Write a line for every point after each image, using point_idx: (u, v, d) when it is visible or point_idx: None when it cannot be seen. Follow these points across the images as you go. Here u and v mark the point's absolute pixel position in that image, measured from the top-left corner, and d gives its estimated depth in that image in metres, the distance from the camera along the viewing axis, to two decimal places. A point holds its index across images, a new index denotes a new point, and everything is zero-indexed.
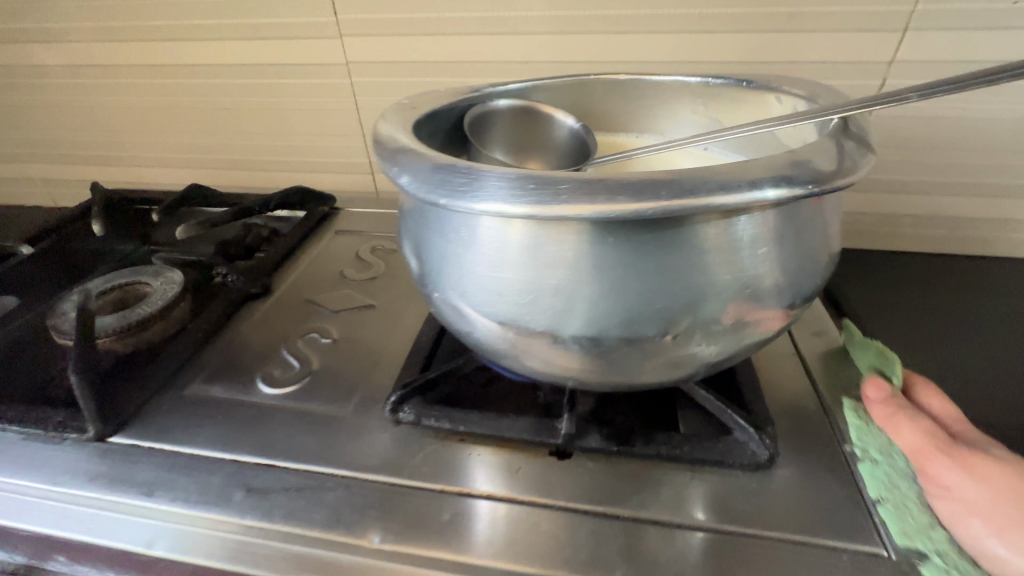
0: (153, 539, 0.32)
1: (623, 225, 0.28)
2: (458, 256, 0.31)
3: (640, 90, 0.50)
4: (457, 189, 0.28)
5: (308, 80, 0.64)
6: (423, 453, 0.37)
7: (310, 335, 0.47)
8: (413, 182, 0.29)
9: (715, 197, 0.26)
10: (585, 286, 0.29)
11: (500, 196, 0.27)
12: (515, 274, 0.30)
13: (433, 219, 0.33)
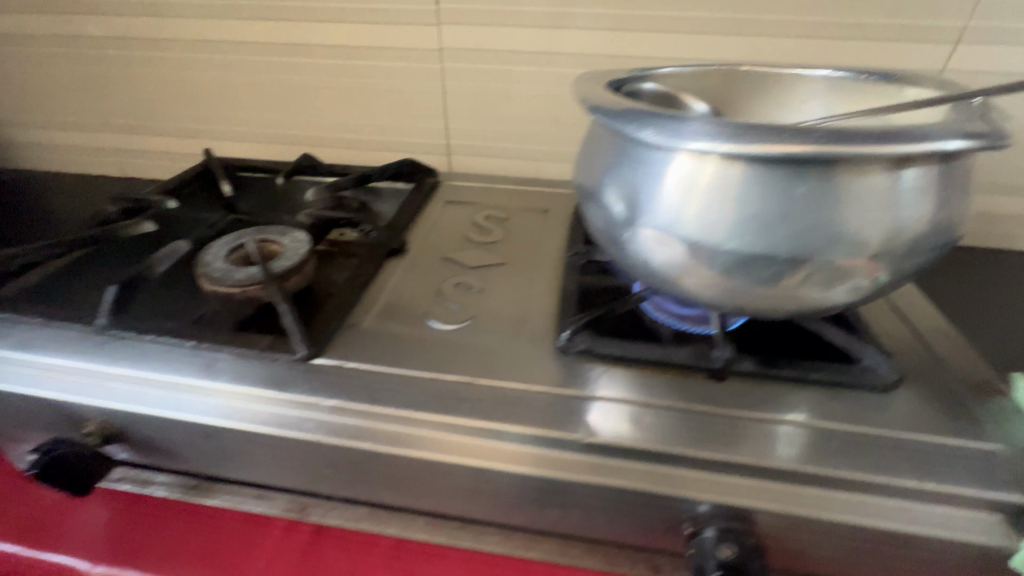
0: (362, 434, 0.35)
1: (809, 166, 0.30)
2: (643, 188, 0.34)
3: (764, 78, 0.45)
4: (670, 128, 0.31)
5: (395, 63, 0.77)
6: (593, 373, 0.38)
7: (457, 285, 0.47)
8: (626, 118, 0.32)
9: (892, 147, 0.27)
10: (766, 214, 0.31)
11: (707, 136, 0.29)
12: (705, 201, 0.32)
13: (620, 158, 0.35)
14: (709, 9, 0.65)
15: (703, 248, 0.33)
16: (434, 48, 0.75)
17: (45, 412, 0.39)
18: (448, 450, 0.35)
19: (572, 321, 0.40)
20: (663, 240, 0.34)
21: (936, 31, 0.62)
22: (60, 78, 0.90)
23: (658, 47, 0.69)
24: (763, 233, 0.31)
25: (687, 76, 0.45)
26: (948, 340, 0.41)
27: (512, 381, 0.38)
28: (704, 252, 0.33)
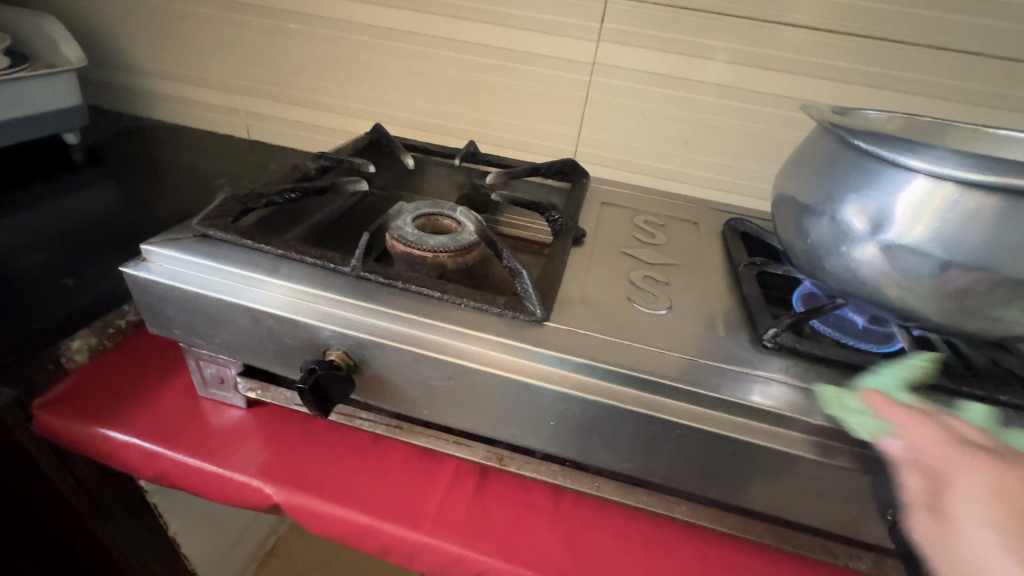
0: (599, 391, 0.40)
1: None
2: (889, 203, 0.39)
3: (943, 133, 0.51)
4: (924, 152, 0.37)
5: (532, 68, 0.83)
6: (793, 368, 0.43)
7: (644, 276, 0.52)
8: (876, 139, 0.39)
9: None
10: (1013, 237, 0.35)
11: (962, 162, 0.35)
12: (955, 220, 0.37)
13: (851, 175, 0.41)
14: (843, 60, 0.72)
15: (944, 260, 0.37)
16: (586, 61, 0.80)
17: (295, 336, 0.43)
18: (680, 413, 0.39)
19: (773, 322, 0.45)
20: (897, 250, 0.38)
21: None
22: (213, 38, 0.95)
23: (800, 88, 0.75)
24: (1007, 254, 0.36)
25: (887, 119, 0.51)
26: None
27: (728, 363, 0.42)
28: (943, 265, 0.37)
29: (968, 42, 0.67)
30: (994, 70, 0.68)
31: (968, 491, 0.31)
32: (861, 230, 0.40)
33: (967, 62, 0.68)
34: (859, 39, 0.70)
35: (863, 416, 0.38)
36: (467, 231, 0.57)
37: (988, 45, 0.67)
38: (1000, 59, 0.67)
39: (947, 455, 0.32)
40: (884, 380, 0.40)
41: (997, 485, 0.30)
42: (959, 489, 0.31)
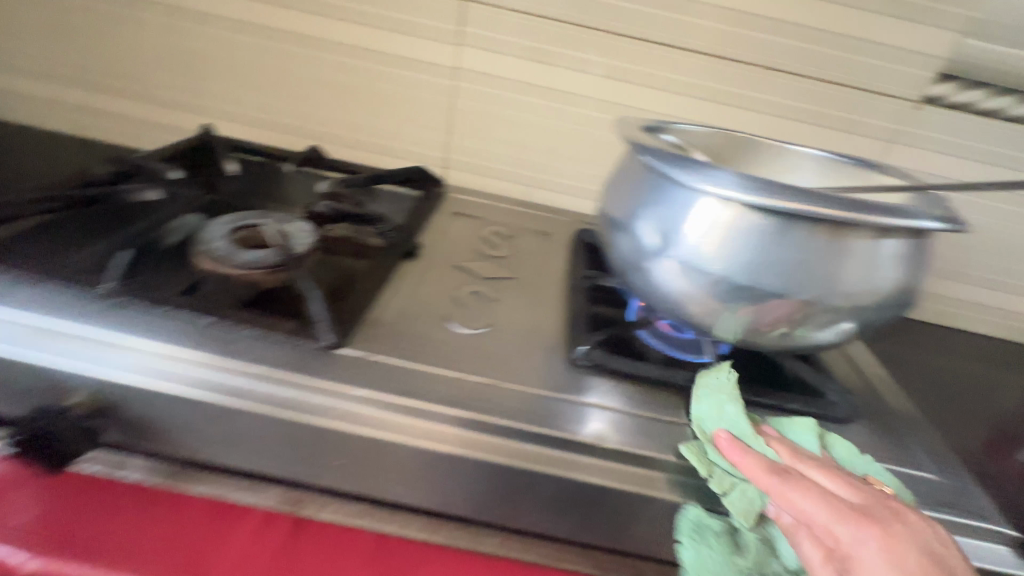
0: (386, 424, 0.36)
1: (806, 223, 0.36)
2: (679, 224, 0.39)
3: (760, 148, 0.51)
4: (701, 173, 0.37)
5: (399, 72, 0.79)
6: (599, 387, 0.42)
7: (472, 292, 0.50)
8: (663, 158, 0.39)
9: (882, 218, 0.34)
10: (781, 258, 0.37)
11: (733, 183, 0.36)
12: (732, 242, 0.37)
13: (650, 193, 0.41)
14: (701, 78, 0.73)
15: (726, 281, 0.38)
16: (454, 66, 0.77)
17: (17, 376, 0.36)
18: (484, 446, 0.36)
19: (587, 338, 0.44)
20: (686, 267, 0.39)
21: (873, 130, 0.73)
22: (21, 14, 0.81)
23: (651, 101, 0.75)
24: (778, 274, 0.37)
25: (703, 135, 0.51)
26: (889, 390, 0.49)
27: (541, 388, 0.41)
28: (726, 286, 0.38)
29: (794, 63, 0.70)
30: (820, 92, 0.71)
31: (872, 570, 0.30)
32: (658, 250, 0.40)
33: (809, 86, 0.71)
34: (704, 55, 0.71)
35: (742, 481, 0.35)
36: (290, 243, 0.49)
37: (812, 68, 0.70)
38: (824, 82, 0.71)
39: (838, 530, 0.31)
40: (715, 413, 0.37)
41: (892, 555, 0.30)
42: (863, 570, 0.30)
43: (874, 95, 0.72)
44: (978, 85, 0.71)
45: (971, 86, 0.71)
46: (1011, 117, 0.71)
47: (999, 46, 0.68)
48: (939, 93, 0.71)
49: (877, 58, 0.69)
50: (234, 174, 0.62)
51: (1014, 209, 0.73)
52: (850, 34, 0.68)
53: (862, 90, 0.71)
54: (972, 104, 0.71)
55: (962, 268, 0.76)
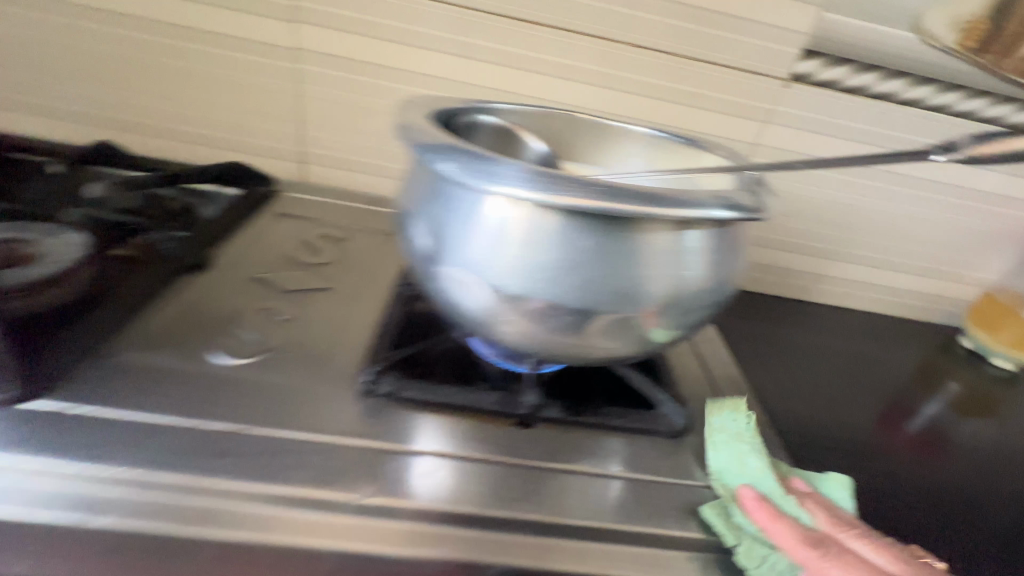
0: (66, 501, 0.27)
1: (602, 220, 0.31)
2: (462, 228, 0.33)
3: (593, 128, 0.45)
4: (481, 171, 0.30)
5: (212, 50, 0.64)
6: (396, 421, 0.35)
7: (263, 310, 0.42)
8: (441, 154, 0.31)
9: (671, 211, 0.29)
10: (572, 262, 0.31)
11: (516, 182, 0.29)
12: (518, 247, 0.31)
13: (440, 195, 0.34)
14: (568, 56, 0.66)
15: (519, 293, 0.32)
16: (278, 45, 0.63)
17: None
18: (200, 520, 0.28)
19: (382, 360, 0.36)
20: (485, 283, 0.33)
21: (750, 111, 0.69)
22: None
23: (515, 83, 0.67)
24: (582, 283, 0.32)
25: (526, 114, 0.45)
26: (736, 390, 0.45)
27: (304, 432, 0.33)
28: (519, 298, 0.32)
29: (658, 40, 0.65)
30: (689, 71, 0.67)
31: None
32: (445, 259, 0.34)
33: (678, 62, 0.66)
34: (564, 32, 0.65)
35: (772, 552, 0.30)
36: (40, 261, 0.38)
37: (678, 44, 0.65)
38: (691, 59, 0.66)
39: None
40: (737, 468, 0.34)
41: None
42: None
43: (747, 74, 0.67)
44: (843, 61, 0.67)
45: (837, 63, 0.67)
46: (874, 94, 0.68)
47: (866, 22, 0.65)
48: (805, 70, 0.67)
49: (744, 34, 0.65)
50: None
51: (889, 187, 0.71)
52: (715, 9, 0.63)
53: (733, 67, 0.67)
54: (839, 81, 0.68)
55: (840, 248, 0.76)
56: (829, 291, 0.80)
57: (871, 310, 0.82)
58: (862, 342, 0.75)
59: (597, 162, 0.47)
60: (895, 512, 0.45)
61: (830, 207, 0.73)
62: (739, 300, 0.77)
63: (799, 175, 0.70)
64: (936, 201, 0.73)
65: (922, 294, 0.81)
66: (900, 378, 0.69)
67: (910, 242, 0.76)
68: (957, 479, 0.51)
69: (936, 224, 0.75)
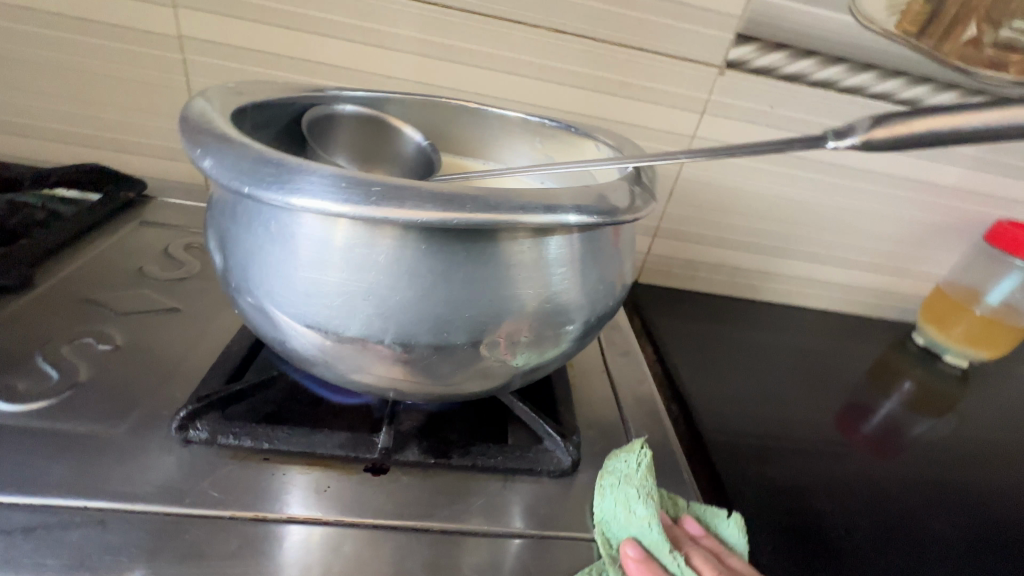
0: None
1: (439, 231, 0.23)
2: (260, 250, 0.24)
3: (476, 117, 0.40)
4: (267, 179, 0.21)
5: (61, 37, 0.54)
6: (214, 475, 0.28)
7: (82, 340, 0.35)
8: (212, 158, 0.22)
9: (516, 217, 0.22)
10: (404, 287, 0.24)
11: (311, 191, 0.21)
12: (331, 272, 0.24)
13: (238, 209, 0.25)
14: (482, 43, 0.58)
15: (341, 331, 0.24)
16: (146, 32, 0.55)
17: None
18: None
19: (203, 398, 0.30)
20: (306, 321, 0.25)
21: (690, 102, 0.63)
22: None
23: (428, 73, 0.59)
24: (426, 313, 0.24)
25: (393, 103, 0.39)
26: (645, 411, 0.41)
27: (80, 496, 0.26)
28: (344, 337, 0.25)
29: (586, 26, 0.58)
30: (622, 60, 0.60)
31: None
32: (247, 291, 0.25)
33: (607, 51, 0.59)
34: (477, 18, 0.57)
35: None
36: None
37: (606, 29, 0.58)
38: (623, 47, 0.59)
39: None
40: (624, 517, 0.28)
41: None
42: None
43: (683, 62, 0.60)
44: (779, 45, 0.60)
45: (772, 48, 0.60)
46: (813, 83, 0.62)
47: (814, 9, 0.59)
48: (737, 57, 0.60)
49: (680, 20, 0.58)
50: None
51: (834, 179, 0.67)
52: None
53: (669, 57, 0.60)
54: (776, 68, 0.61)
55: (785, 244, 0.72)
56: (778, 289, 0.76)
57: (822, 308, 0.78)
58: (814, 341, 0.71)
59: (486, 155, 0.42)
60: (836, 526, 0.39)
61: (775, 202, 0.68)
62: (685, 302, 0.72)
63: (740, 167, 0.66)
64: (886, 194, 0.69)
65: (874, 290, 0.78)
66: (852, 377, 0.64)
67: (857, 236, 0.72)
68: (904, 486, 0.47)
69: (885, 217, 0.71)
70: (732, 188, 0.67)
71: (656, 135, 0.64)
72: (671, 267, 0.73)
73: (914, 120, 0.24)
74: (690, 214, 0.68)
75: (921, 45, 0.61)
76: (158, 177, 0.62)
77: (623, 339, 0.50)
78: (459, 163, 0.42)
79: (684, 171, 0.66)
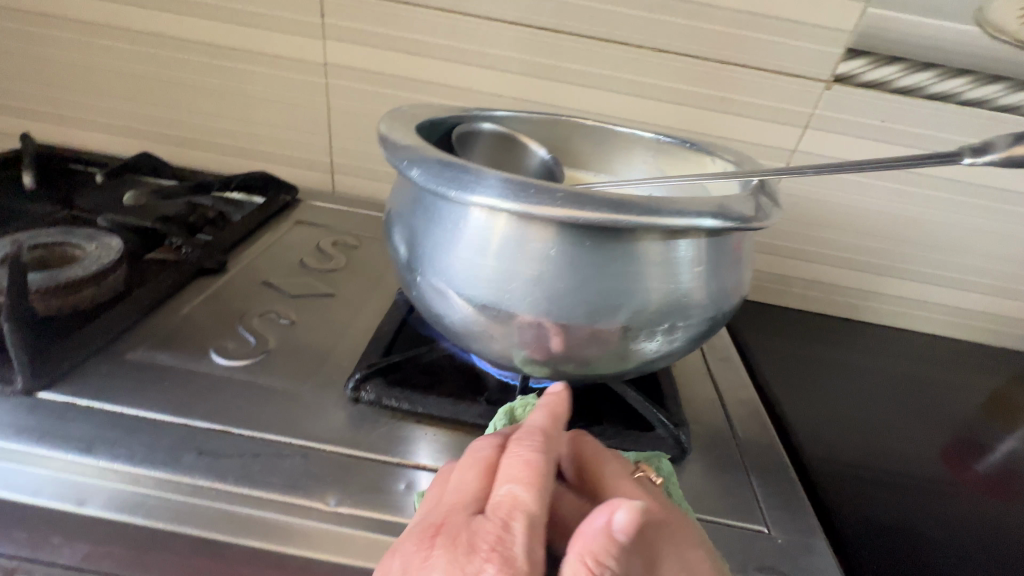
0: (42, 488, 0.27)
1: (595, 230, 0.28)
2: (437, 242, 0.30)
3: (596, 134, 0.45)
4: (464, 183, 0.27)
5: (240, 67, 0.66)
6: (380, 431, 0.34)
7: (267, 315, 0.43)
8: (419, 166, 0.28)
9: (667, 220, 0.26)
10: (560, 277, 0.28)
11: (501, 194, 0.26)
12: (497, 260, 0.29)
13: (424, 208, 0.31)
14: (591, 63, 0.63)
15: (503, 311, 0.29)
16: (305, 60, 0.65)
17: None
18: (171, 518, 0.27)
19: (368, 366, 0.36)
20: (473, 301, 0.30)
21: (795, 117, 0.63)
22: None
23: (535, 93, 0.65)
24: (577, 298, 0.29)
25: (523, 121, 0.45)
26: (747, 414, 0.42)
27: (285, 434, 0.32)
28: (501, 316, 0.29)
29: (689, 45, 0.61)
30: (725, 77, 0.62)
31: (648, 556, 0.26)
32: (425, 275, 0.31)
33: (711, 68, 0.61)
34: (588, 42, 0.61)
35: None
36: (80, 263, 0.41)
37: (710, 48, 0.61)
38: (728, 65, 0.61)
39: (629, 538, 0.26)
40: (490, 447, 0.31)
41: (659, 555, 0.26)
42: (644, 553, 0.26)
43: (790, 77, 0.61)
44: (894, 58, 0.59)
45: (885, 61, 0.59)
46: (931, 96, 0.60)
47: (938, 20, 0.57)
48: (848, 71, 0.60)
49: (787, 37, 0.59)
50: (31, 189, 0.54)
51: (951, 196, 0.64)
52: (754, 11, 0.58)
53: (774, 72, 0.61)
54: (890, 81, 0.60)
55: (892, 262, 0.69)
56: (882, 310, 0.73)
57: (933, 332, 0.74)
58: (920, 366, 0.67)
59: (602, 168, 0.46)
60: (947, 558, 0.38)
61: (882, 218, 0.66)
62: (777, 317, 0.71)
63: (843, 182, 0.65)
64: (1012, 213, 0.65)
65: (993, 316, 0.72)
66: (967, 406, 0.61)
67: (978, 257, 0.68)
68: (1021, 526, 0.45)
69: (1011, 237, 0.66)
70: (835, 203, 0.66)
71: (756, 149, 0.65)
72: (762, 281, 0.72)
73: None
74: (787, 228, 0.68)
75: None
76: (300, 184, 0.72)
77: (722, 346, 0.51)
78: (576, 175, 0.47)
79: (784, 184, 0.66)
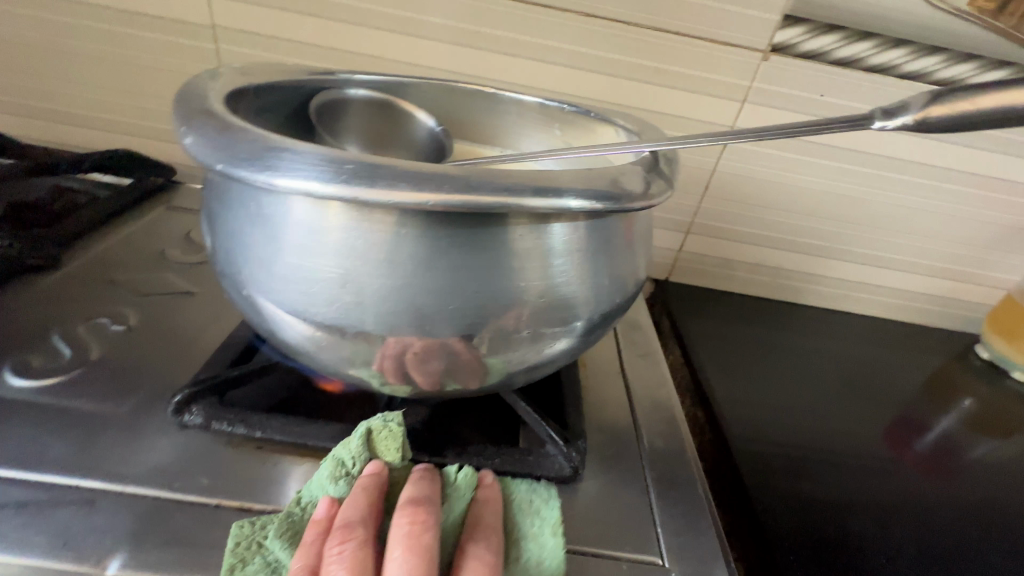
0: None
1: (425, 216, 0.22)
2: (248, 237, 0.24)
3: (493, 102, 0.39)
4: (240, 155, 0.20)
5: (103, 27, 0.56)
6: (207, 462, 0.28)
7: (99, 320, 0.36)
8: (194, 134, 0.21)
9: (506, 200, 0.20)
10: (384, 275, 0.22)
11: (285, 167, 0.20)
12: (319, 260, 0.22)
13: (225, 190, 0.24)
14: (510, 27, 0.56)
15: (321, 317, 0.23)
16: (180, 20, 0.56)
17: None
18: None
19: (199, 383, 0.30)
20: (287, 306, 0.24)
21: (731, 90, 0.58)
22: None
23: (450, 61, 0.58)
24: (409, 300, 0.23)
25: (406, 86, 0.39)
26: (661, 417, 0.38)
27: (74, 475, 0.26)
28: (321, 323, 0.24)
29: (618, 9, 0.55)
30: (658, 45, 0.56)
31: None
32: (233, 273, 0.25)
33: (641, 33, 0.56)
34: (505, 3, 0.55)
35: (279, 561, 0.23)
36: None
37: (639, 11, 0.55)
38: (658, 31, 0.56)
39: None
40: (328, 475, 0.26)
41: None
42: None
43: (725, 45, 0.56)
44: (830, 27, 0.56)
45: (822, 30, 0.55)
46: (869, 68, 0.57)
47: None
48: (784, 40, 0.56)
49: (722, 1, 0.54)
50: None
51: (890, 174, 0.62)
52: None
53: (707, 40, 0.56)
54: (826, 51, 0.56)
55: (831, 244, 0.66)
56: (823, 293, 0.70)
57: (872, 314, 0.72)
58: (859, 349, 0.65)
59: (503, 142, 0.41)
60: (874, 552, 0.35)
61: (821, 198, 0.63)
62: (718, 302, 0.67)
63: (781, 159, 0.61)
64: (949, 191, 0.63)
65: (933, 297, 0.71)
66: (904, 390, 0.59)
67: (915, 237, 0.66)
68: (948, 505, 0.42)
69: (948, 216, 0.64)
70: (773, 182, 0.62)
71: (691, 124, 0.61)
72: (704, 265, 0.69)
73: (985, 95, 0.21)
74: (725, 209, 0.64)
75: (999, 24, 0.55)
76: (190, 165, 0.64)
77: (646, 340, 0.47)
78: (474, 149, 0.41)
79: (721, 163, 0.62)
